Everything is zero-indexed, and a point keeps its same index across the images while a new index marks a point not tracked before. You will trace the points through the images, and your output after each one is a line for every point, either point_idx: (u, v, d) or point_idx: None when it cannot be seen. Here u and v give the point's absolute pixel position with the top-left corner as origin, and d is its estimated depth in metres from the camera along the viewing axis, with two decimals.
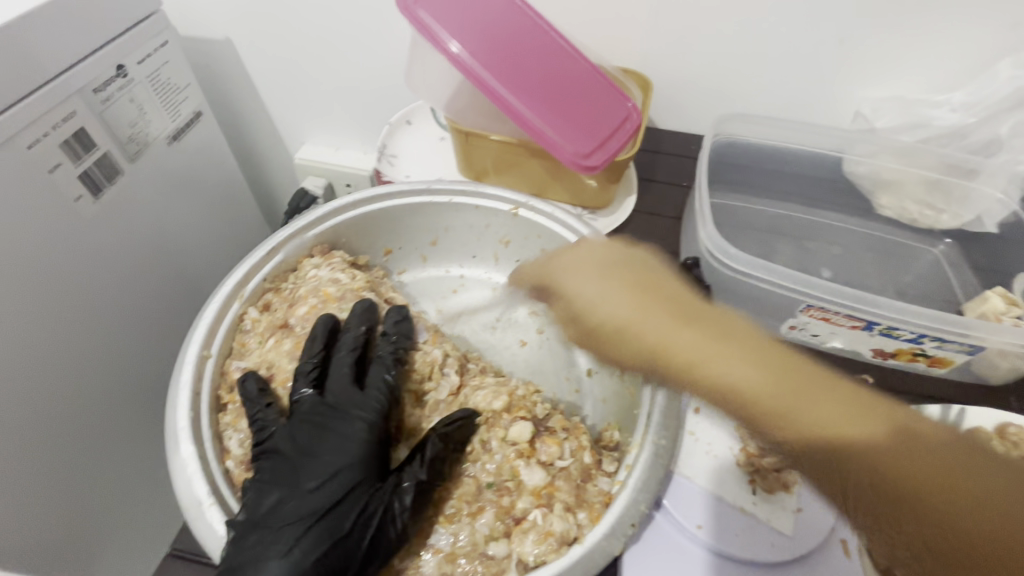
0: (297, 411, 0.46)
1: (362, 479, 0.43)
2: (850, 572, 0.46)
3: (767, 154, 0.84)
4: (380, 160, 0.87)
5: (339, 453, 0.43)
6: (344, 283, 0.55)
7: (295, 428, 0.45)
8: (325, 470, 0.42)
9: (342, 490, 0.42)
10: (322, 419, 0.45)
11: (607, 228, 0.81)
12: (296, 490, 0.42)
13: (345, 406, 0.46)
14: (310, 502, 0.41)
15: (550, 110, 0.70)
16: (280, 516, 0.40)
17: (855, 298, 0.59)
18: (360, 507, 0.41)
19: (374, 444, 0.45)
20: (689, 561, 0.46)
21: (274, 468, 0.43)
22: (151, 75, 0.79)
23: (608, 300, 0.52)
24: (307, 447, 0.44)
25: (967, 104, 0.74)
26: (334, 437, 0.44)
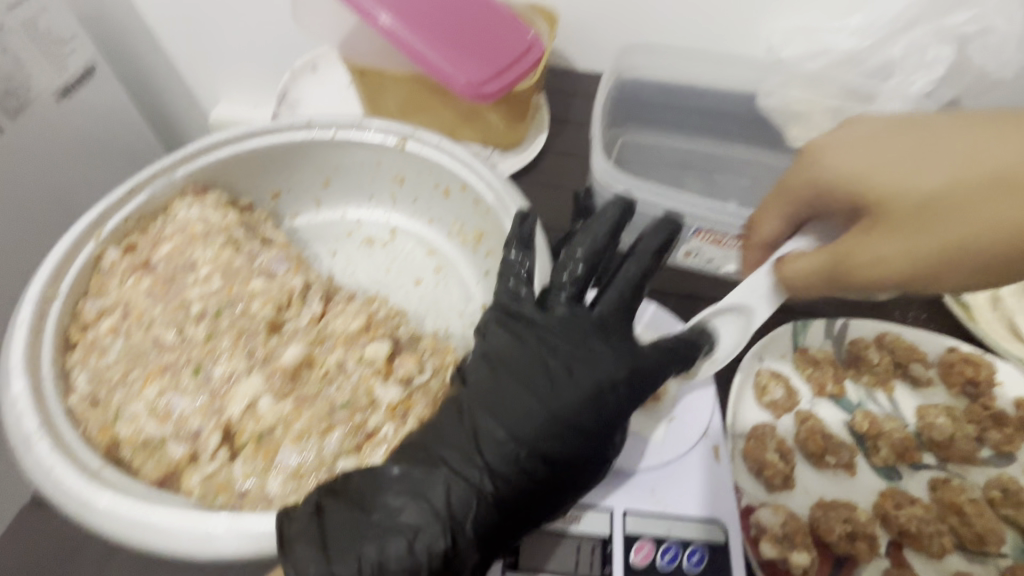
0: (556, 337, 0.43)
1: (601, 427, 0.41)
2: (719, 474, 0.48)
3: (674, 91, 0.80)
4: (279, 106, 0.81)
5: (571, 386, 0.41)
6: (214, 221, 0.53)
7: (525, 358, 0.42)
8: (560, 412, 0.40)
9: (569, 437, 0.40)
10: (587, 354, 0.42)
11: (515, 167, 0.76)
12: (518, 418, 0.40)
13: (614, 344, 0.43)
14: (533, 437, 0.40)
15: (442, 41, 0.66)
16: (490, 442, 0.39)
17: (742, 223, 0.58)
18: (583, 452, 0.40)
19: (624, 392, 0.42)
20: (605, 488, 0.47)
21: (485, 385, 0.41)
22: (27, 22, 0.70)
23: (920, 148, 0.39)
24: (538, 379, 0.41)
25: (863, 27, 0.73)
26: (589, 375, 0.41)
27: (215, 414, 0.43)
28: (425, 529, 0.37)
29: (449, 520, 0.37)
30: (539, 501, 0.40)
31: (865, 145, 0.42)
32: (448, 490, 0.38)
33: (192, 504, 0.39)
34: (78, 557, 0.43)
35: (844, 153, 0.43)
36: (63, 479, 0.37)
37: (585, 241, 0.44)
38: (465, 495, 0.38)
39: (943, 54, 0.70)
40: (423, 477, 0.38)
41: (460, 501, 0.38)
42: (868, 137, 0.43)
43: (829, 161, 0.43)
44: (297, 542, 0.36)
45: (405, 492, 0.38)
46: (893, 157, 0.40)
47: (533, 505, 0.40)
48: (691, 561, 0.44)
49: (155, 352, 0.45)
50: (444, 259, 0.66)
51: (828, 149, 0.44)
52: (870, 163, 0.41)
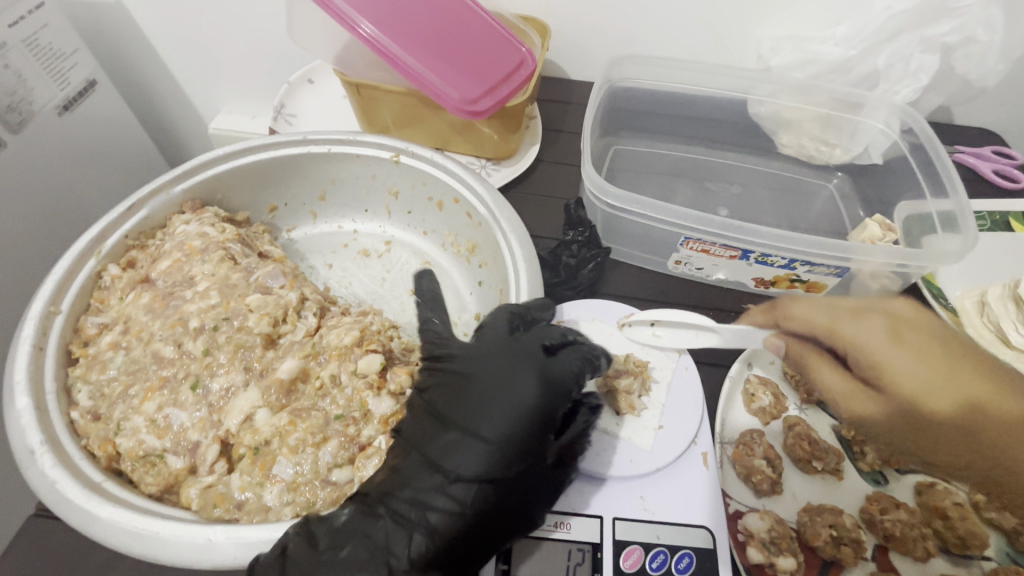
0: (471, 367, 0.45)
1: (528, 437, 0.42)
2: (707, 480, 0.49)
3: (668, 100, 0.81)
4: (277, 119, 0.82)
5: (496, 399, 0.42)
6: (211, 237, 0.54)
7: (448, 392, 0.44)
8: (484, 431, 0.41)
9: (499, 452, 0.41)
10: (502, 373, 0.44)
11: (510, 178, 0.77)
12: (445, 450, 0.41)
13: (523, 358, 0.45)
14: (464, 466, 0.40)
15: (433, 57, 0.67)
16: (424, 479, 0.40)
17: (730, 234, 0.59)
18: (519, 463, 0.41)
19: (542, 399, 0.43)
20: (595, 498, 0.48)
21: (421, 427, 0.43)
22: (28, 39, 0.71)
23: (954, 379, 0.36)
24: (462, 407, 0.42)
25: (849, 36, 0.73)
26: (505, 389, 0.43)
27: (213, 427, 0.44)
28: (368, 567, 0.37)
29: (388, 553, 0.38)
30: (488, 525, 0.40)
31: (927, 345, 0.38)
32: (389, 528, 0.39)
33: (190, 515, 0.40)
34: (78, 569, 0.43)
35: (892, 343, 0.39)
36: (66, 492, 0.38)
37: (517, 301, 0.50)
38: (399, 535, 0.39)
39: (926, 64, 0.70)
40: (366, 519, 0.39)
41: (395, 540, 0.38)
42: (924, 340, 0.38)
43: (878, 344, 0.39)
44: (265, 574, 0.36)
45: (351, 534, 0.38)
46: (936, 376, 0.37)
47: (481, 530, 0.40)
48: (680, 566, 0.45)
49: (155, 366, 0.47)
50: (438, 270, 0.68)
51: (892, 322, 0.40)
52: (908, 368, 0.37)
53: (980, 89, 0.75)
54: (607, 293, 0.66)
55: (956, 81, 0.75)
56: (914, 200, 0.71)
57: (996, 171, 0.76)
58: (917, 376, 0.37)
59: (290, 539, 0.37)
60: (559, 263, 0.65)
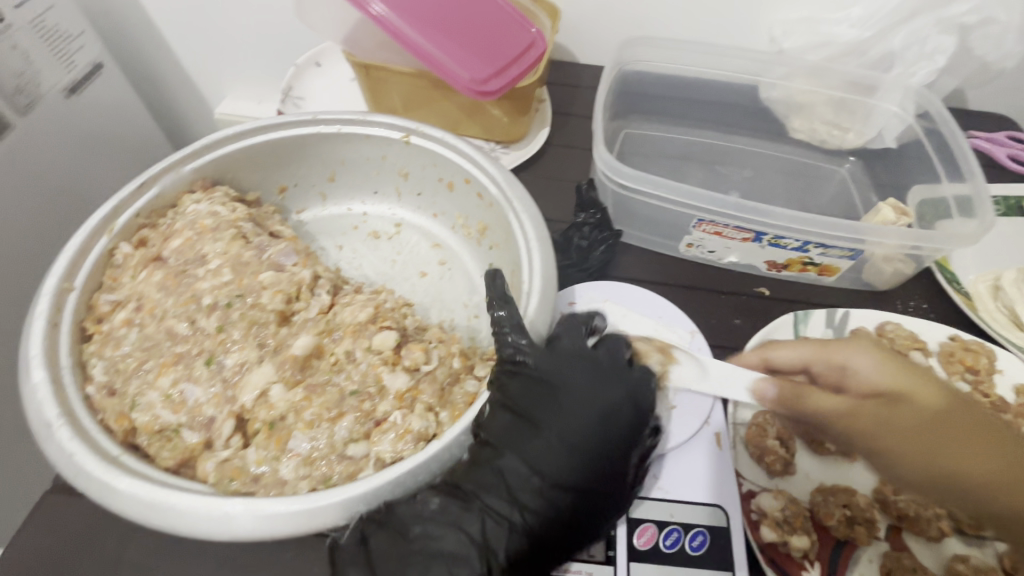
0: (565, 375, 0.45)
1: (615, 450, 0.44)
2: (721, 459, 0.50)
3: (678, 83, 0.80)
4: (285, 102, 0.82)
5: (586, 412, 0.44)
6: (222, 215, 0.54)
7: (539, 398, 0.44)
8: (577, 441, 0.43)
9: (593, 464, 0.43)
10: (593, 386, 0.45)
11: (519, 161, 0.76)
12: (542, 457, 0.42)
13: (612, 375, 0.46)
14: (560, 473, 0.42)
15: (442, 36, 0.66)
16: (513, 480, 0.41)
17: (743, 214, 0.59)
18: (608, 477, 0.43)
19: (632, 417, 0.45)
20: None
21: (506, 429, 0.43)
22: (35, 21, 0.70)
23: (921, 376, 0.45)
24: (553, 415, 0.44)
25: (864, 17, 0.72)
26: (598, 403, 0.44)
27: (227, 402, 0.44)
28: (463, 556, 0.39)
29: (484, 548, 0.39)
30: (568, 531, 0.42)
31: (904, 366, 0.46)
32: (483, 522, 0.40)
33: (207, 488, 0.40)
34: (96, 542, 0.43)
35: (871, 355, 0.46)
36: (84, 464, 0.38)
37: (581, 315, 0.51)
38: (497, 531, 0.40)
39: (944, 45, 0.70)
40: (455, 510, 0.40)
41: (493, 533, 0.40)
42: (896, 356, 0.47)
43: (865, 355, 0.46)
44: (350, 566, 0.39)
45: (443, 524, 0.40)
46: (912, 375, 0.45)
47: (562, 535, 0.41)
48: (694, 544, 0.45)
49: (169, 343, 0.47)
50: (449, 251, 0.67)
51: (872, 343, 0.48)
52: (894, 373, 0.45)
53: (996, 71, 0.74)
54: (618, 275, 0.66)
55: (972, 63, 0.74)
56: (929, 183, 0.70)
57: (1010, 155, 0.75)
58: (904, 381, 0.44)
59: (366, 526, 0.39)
60: (571, 245, 0.65)
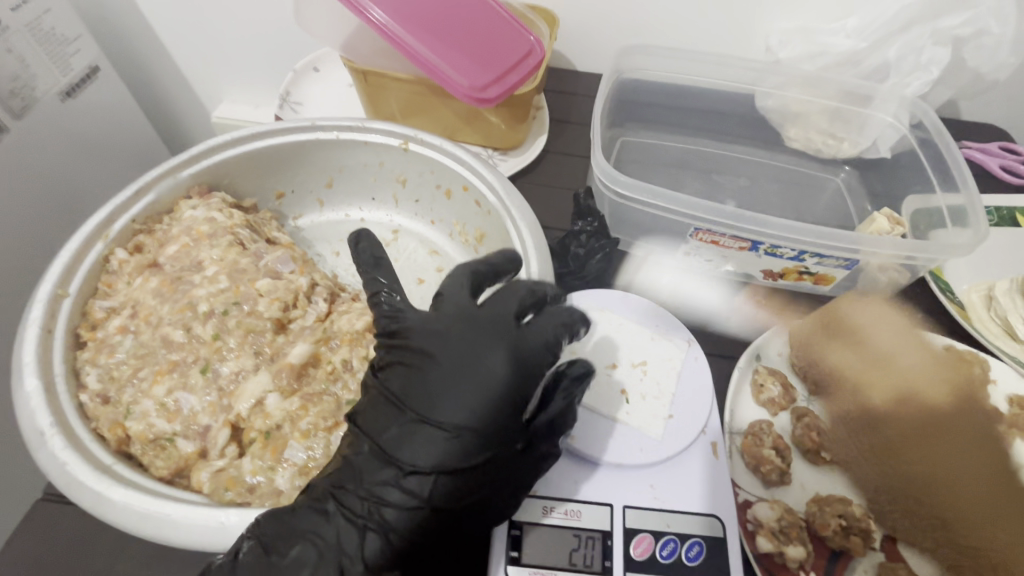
0: (433, 344, 0.42)
1: (496, 420, 0.40)
2: (716, 470, 0.49)
3: (676, 91, 0.80)
4: (282, 107, 0.81)
5: (453, 387, 0.40)
6: (219, 221, 0.54)
7: (407, 375, 0.41)
8: (447, 421, 0.39)
9: (462, 441, 0.39)
10: (466, 352, 0.41)
11: (516, 168, 0.76)
12: (400, 441, 0.39)
13: (490, 335, 0.42)
14: (420, 458, 0.39)
15: (442, 44, 0.66)
16: (375, 470, 0.39)
17: (740, 224, 0.59)
18: (484, 448, 0.40)
19: (512, 379, 0.41)
20: (605, 486, 0.47)
21: (373, 415, 0.41)
22: (31, 23, 0.70)
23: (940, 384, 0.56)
24: (419, 394, 0.40)
25: (860, 28, 0.72)
26: (467, 371, 0.40)
27: (223, 411, 0.44)
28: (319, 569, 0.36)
29: (340, 554, 0.37)
30: (462, 514, 0.40)
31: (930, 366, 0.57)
32: (339, 525, 0.38)
33: (201, 498, 0.40)
34: (88, 551, 0.43)
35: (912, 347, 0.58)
36: (78, 474, 0.39)
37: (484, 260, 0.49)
38: (350, 533, 0.38)
39: (938, 56, 0.70)
40: (317, 519, 0.38)
41: (347, 537, 0.38)
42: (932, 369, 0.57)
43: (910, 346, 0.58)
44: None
45: (297, 534, 0.37)
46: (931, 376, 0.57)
47: (445, 524, 0.39)
48: (690, 554, 0.45)
49: (164, 350, 0.47)
50: (446, 258, 0.67)
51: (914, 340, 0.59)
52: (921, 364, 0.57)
53: (989, 82, 0.75)
54: (615, 283, 0.66)
55: (966, 74, 0.74)
56: (923, 193, 0.71)
57: (1003, 166, 0.76)
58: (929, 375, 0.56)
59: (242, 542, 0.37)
60: (568, 253, 0.65)
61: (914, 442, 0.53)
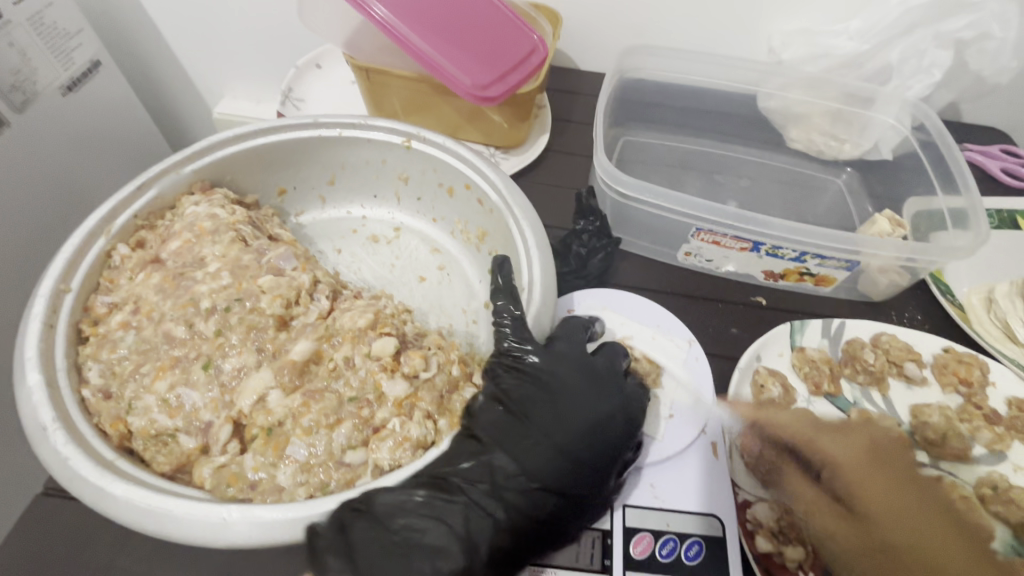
0: (562, 379, 0.47)
1: (607, 458, 0.45)
2: (716, 469, 0.49)
3: (677, 91, 0.80)
4: (284, 103, 0.81)
5: (579, 418, 0.45)
6: (221, 218, 0.54)
7: (535, 399, 0.45)
8: (574, 449, 0.44)
9: (581, 469, 0.44)
10: (590, 394, 0.47)
11: (518, 167, 0.76)
12: (529, 454, 0.43)
13: (608, 384, 0.48)
14: (546, 473, 0.43)
15: (444, 42, 0.66)
16: (502, 472, 0.42)
17: (743, 224, 0.59)
18: (593, 482, 0.44)
19: (624, 426, 0.46)
20: None
21: (496, 423, 0.44)
22: (33, 17, 0.70)
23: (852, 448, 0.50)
24: (549, 416, 0.45)
25: (863, 30, 0.72)
26: (589, 409, 0.46)
27: (225, 407, 0.45)
28: (447, 551, 0.38)
29: (468, 542, 0.39)
30: (552, 532, 0.42)
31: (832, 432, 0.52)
32: (469, 517, 0.40)
33: (203, 494, 0.40)
34: (88, 546, 0.43)
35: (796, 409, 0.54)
36: (79, 468, 0.39)
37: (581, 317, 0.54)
38: (481, 524, 0.40)
39: (940, 59, 0.70)
40: (444, 504, 0.40)
41: (476, 526, 0.40)
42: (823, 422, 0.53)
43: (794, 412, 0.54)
44: (328, 555, 0.37)
45: (428, 517, 0.39)
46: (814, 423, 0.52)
47: (544, 536, 0.42)
48: (689, 554, 0.45)
49: (165, 346, 0.47)
50: (448, 256, 0.67)
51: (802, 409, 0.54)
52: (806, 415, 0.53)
53: (991, 85, 0.76)
54: (617, 283, 0.66)
55: (968, 77, 0.75)
56: (924, 196, 0.71)
57: (1004, 169, 0.76)
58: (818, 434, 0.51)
59: (352, 515, 0.38)
60: (570, 252, 0.65)
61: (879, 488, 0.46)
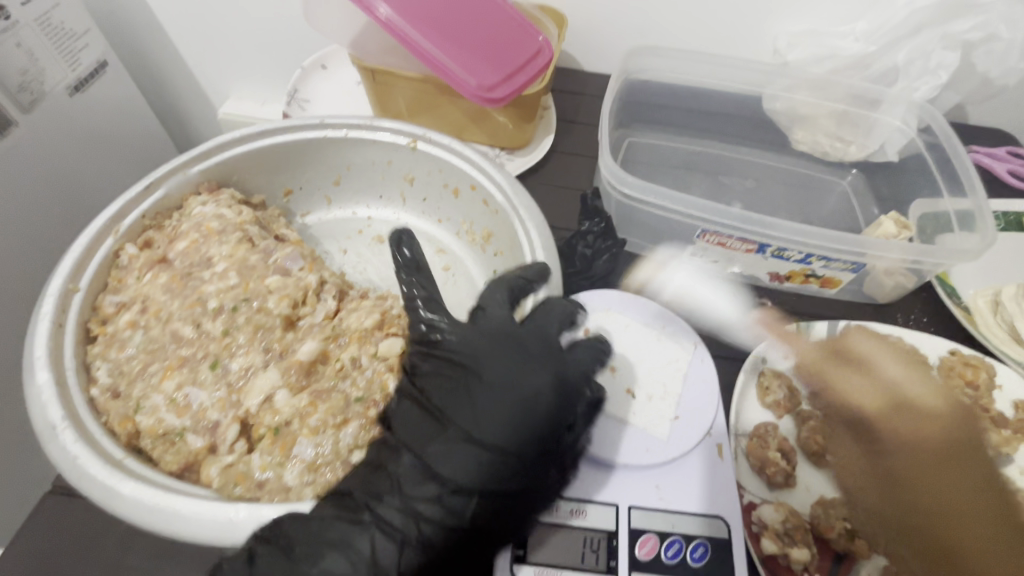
0: (476, 364, 0.43)
1: (535, 442, 0.41)
2: (723, 471, 0.49)
3: (683, 92, 0.80)
4: (289, 104, 0.82)
5: (498, 406, 0.41)
6: (228, 218, 0.54)
7: (453, 391, 0.43)
8: (493, 440, 0.40)
9: (503, 462, 0.40)
10: (511, 374, 0.43)
11: (523, 168, 0.76)
12: (444, 454, 0.40)
13: (535, 359, 0.44)
14: (462, 476, 0.40)
15: (450, 43, 0.66)
16: (412, 479, 0.40)
17: (748, 226, 0.59)
18: (526, 469, 0.41)
19: (556, 402, 0.42)
20: (611, 487, 0.48)
21: (412, 424, 0.42)
22: (41, 18, 0.70)
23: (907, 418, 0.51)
24: (463, 409, 0.42)
25: (868, 31, 0.73)
26: (512, 391, 0.42)
27: (232, 406, 0.45)
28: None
29: (374, 566, 0.37)
30: (481, 537, 0.40)
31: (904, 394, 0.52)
32: (374, 537, 0.38)
33: (212, 494, 0.41)
34: (96, 545, 0.43)
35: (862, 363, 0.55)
36: (88, 467, 0.39)
37: (520, 271, 0.50)
38: (388, 548, 0.38)
39: (947, 60, 0.70)
40: (348, 528, 0.38)
41: (383, 551, 0.37)
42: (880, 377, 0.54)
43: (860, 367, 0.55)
44: None
45: (327, 543, 0.37)
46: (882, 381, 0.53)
47: (471, 543, 0.40)
48: (695, 556, 0.45)
49: (173, 346, 0.47)
50: (453, 257, 0.68)
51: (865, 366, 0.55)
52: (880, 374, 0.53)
53: (999, 87, 0.76)
54: (622, 284, 0.66)
55: (975, 78, 0.75)
56: (929, 198, 0.71)
57: (1010, 171, 0.76)
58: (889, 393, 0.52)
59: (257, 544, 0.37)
60: (576, 254, 0.65)
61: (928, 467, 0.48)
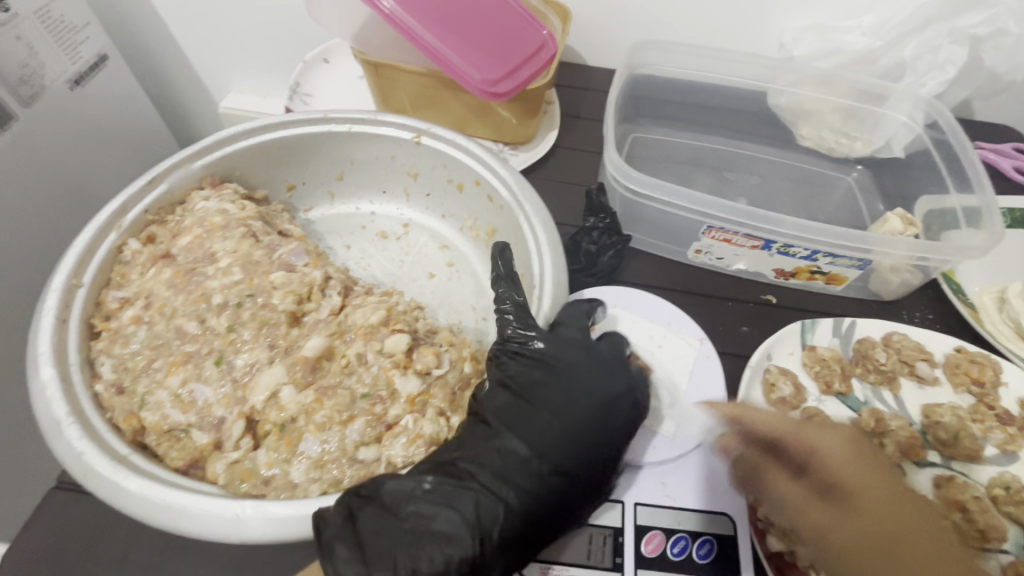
0: (564, 363, 0.46)
1: (616, 439, 0.44)
2: (728, 468, 0.49)
3: (688, 86, 0.79)
4: (292, 97, 0.81)
5: (587, 401, 0.45)
6: (232, 213, 0.54)
7: (545, 386, 0.45)
8: (584, 432, 0.43)
9: (588, 451, 0.43)
10: (595, 376, 0.46)
11: (526, 164, 0.76)
12: (540, 440, 0.43)
13: (614, 367, 0.47)
14: (556, 458, 0.43)
15: (453, 36, 0.65)
16: (513, 455, 0.42)
17: (754, 223, 0.59)
18: (602, 465, 0.44)
19: (630, 408, 0.46)
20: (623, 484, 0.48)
21: (505, 408, 0.44)
22: (41, 11, 0.69)
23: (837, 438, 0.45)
24: (557, 401, 0.44)
25: (876, 26, 0.72)
26: (596, 391, 0.45)
27: (238, 403, 0.45)
28: (459, 540, 0.38)
29: (479, 528, 0.39)
30: (560, 516, 0.42)
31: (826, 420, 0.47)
32: (480, 501, 0.40)
33: (217, 490, 0.41)
34: (101, 542, 0.43)
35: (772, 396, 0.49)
36: (93, 463, 0.39)
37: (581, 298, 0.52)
38: (493, 509, 0.40)
39: (954, 55, 0.70)
40: (451, 488, 0.40)
41: (489, 513, 0.40)
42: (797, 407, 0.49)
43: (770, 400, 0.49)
44: (336, 544, 0.37)
45: (438, 502, 0.39)
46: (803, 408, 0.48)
47: (553, 521, 0.42)
48: (701, 552, 0.45)
49: (178, 342, 0.47)
50: (457, 253, 0.67)
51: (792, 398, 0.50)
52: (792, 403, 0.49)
53: (1006, 82, 0.75)
54: (626, 280, 0.66)
55: (982, 73, 0.74)
56: (936, 194, 0.70)
57: (1016, 167, 0.76)
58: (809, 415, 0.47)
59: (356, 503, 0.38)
60: (580, 250, 0.65)
61: (874, 483, 0.42)
